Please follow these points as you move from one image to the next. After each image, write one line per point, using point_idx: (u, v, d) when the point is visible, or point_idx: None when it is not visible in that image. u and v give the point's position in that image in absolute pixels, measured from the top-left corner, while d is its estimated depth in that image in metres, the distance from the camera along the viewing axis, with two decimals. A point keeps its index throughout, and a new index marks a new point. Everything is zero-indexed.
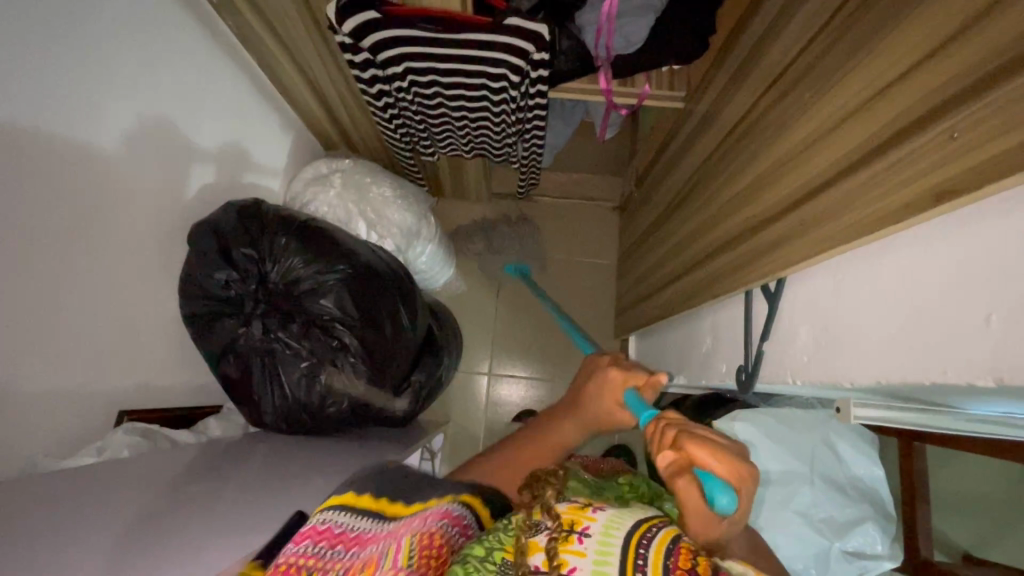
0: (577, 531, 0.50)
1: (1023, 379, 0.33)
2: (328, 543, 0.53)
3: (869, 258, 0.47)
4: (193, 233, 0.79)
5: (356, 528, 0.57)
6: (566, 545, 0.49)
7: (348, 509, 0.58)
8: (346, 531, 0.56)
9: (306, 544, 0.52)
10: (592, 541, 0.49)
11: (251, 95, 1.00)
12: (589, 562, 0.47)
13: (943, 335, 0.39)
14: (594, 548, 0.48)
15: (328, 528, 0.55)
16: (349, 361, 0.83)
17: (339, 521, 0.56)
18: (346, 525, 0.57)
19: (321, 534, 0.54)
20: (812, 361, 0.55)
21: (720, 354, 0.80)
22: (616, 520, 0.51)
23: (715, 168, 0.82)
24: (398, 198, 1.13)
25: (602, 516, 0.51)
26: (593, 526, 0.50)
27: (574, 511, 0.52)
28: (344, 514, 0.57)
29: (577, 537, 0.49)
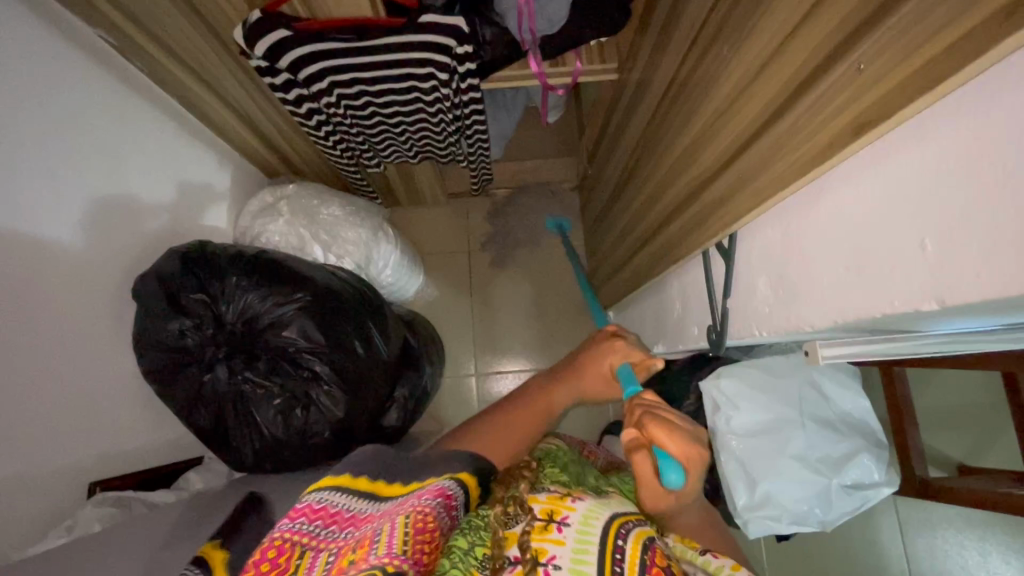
0: (557, 520, 0.56)
1: (963, 298, 0.33)
2: (322, 522, 0.54)
3: (808, 201, 0.47)
4: (137, 287, 0.76)
5: (351, 507, 0.56)
6: (545, 536, 0.55)
7: (349, 491, 0.57)
8: (340, 510, 0.55)
9: (300, 521, 0.54)
10: (571, 531, 0.55)
11: (178, 135, 0.96)
12: (569, 549, 0.53)
13: (885, 267, 0.39)
14: (573, 538, 0.54)
15: (323, 507, 0.55)
16: (323, 389, 0.81)
17: (337, 501, 0.56)
18: (342, 505, 0.56)
19: (315, 513, 0.55)
20: (774, 312, 0.55)
21: (690, 317, 0.80)
22: (594, 510, 0.57)
23: (655, 134, 0.82)
24: (349, 214, 1.10)
25: (582, 507, 0.57)
26: (572, 516, 0.56)
27: (555, 502, 0.58)
28: (340, 495, 0.56)
29: (557, 527, 0.55)
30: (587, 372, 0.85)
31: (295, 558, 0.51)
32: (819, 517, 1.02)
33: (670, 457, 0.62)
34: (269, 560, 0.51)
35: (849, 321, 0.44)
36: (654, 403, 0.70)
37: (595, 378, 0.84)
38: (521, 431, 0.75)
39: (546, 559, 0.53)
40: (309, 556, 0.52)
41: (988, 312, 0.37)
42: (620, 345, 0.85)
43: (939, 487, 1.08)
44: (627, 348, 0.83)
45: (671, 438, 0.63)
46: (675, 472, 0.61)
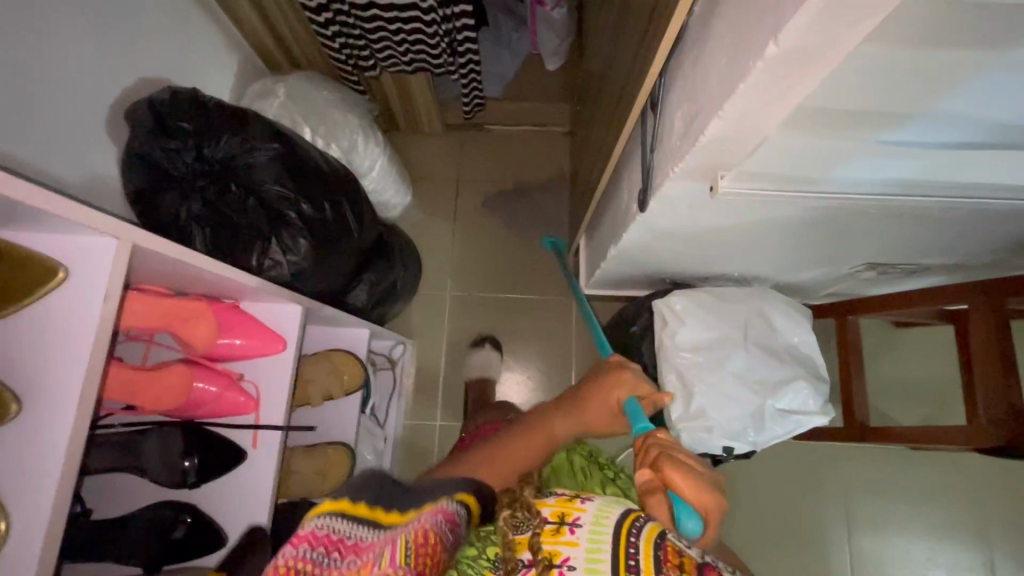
0: (567, 522, 0.54)
1: (788, 28, 0.37)
2: (324, 550, 0.43)
3: (710, 13, 0.52)
4: (130, 109, 0.83)
5: (354, 535, 0.45)
6: (557, 538, 0.53)
7: (346, 516, 0.45)
8: (343, 539, 0.44)
9: (303, 549, 0.42)
10: (585, 532, 0.52)
11: (193, 7, 1.04)
12: (582, 550, 0.51)
13: (750, 36, 0.43)
14: (587, 538, 0.52)
15: (322, 536, 0.43)
16: (288, 230, 0.88)
17: (337, 528, 0.44)
18: (342, 532, 0.45)
19: (317, 540, 0.43)
20: (681, 143, 0.59)
21: (633, 199, 0.84)
22: (605, 510, 0.54)
23: (623, 27, 0.87)
24: (341, 106, 1.18)
25: (593, 508, 0.55)
26: (583, 517, 0.54)
27: (564, 505, 0.56)
28: (341, 520, 0.45)
29: (569, 529, 0.53)
30: (593, 401, 0.77)
31: None
32: (751, 438, 1.04)
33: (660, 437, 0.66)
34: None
35: (728, 114, 0.48)
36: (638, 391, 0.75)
37: (599, 412, 0.76)
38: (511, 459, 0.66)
39: (559, 561, 0.51)
40: None
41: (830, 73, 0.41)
42: (626, 381, 0.78)
43: (878, 430, 1.10)
44: (635, 381, 0.78)
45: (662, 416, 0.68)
46: (691, 517, 0.54)
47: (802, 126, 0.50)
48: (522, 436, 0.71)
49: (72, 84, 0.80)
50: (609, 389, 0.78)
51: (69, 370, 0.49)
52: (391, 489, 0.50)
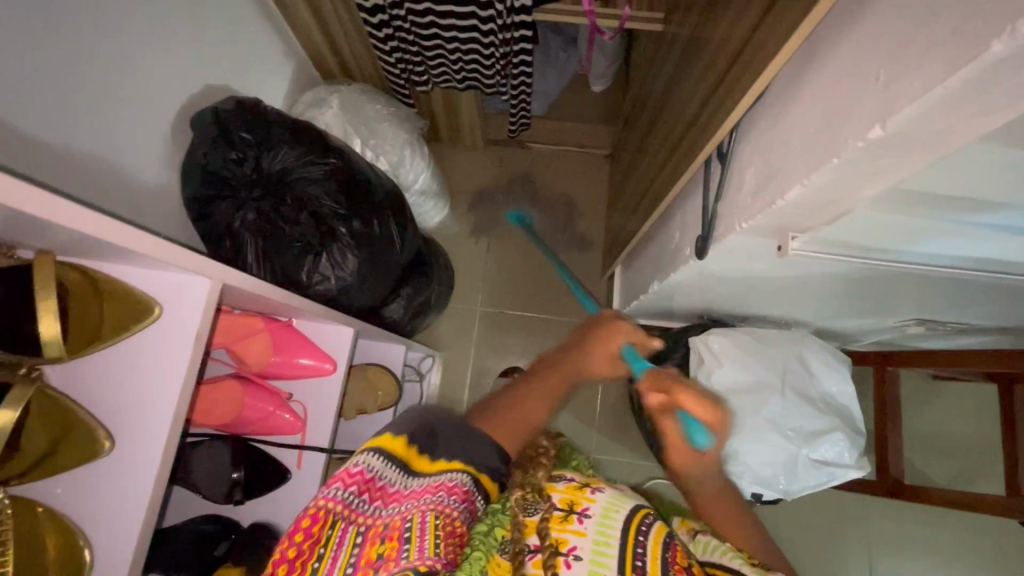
0: (577, 512, 0.58)
1: (901, 116, 0.36)
2: (356, 489, 0.51)
3: (798, 76, 0.51)
4: (195, 117, 0.84)
5: (385, 477, 0.54)
6: (565, 527, 0.57)
7: (384, 456, 0.54)
8: (375, 479, 0.53)
9: (336, 488, 0.50)
10: (591, 523, 0.57)
11: (257, 15, 1.06)
12: (589, 542, 0.55)
13: (849, 111, 0.42)
14: (594, 530, 0.56)
15: (360, 472, 0.52)
16: (338, 245, 0.89)
17: (373, 467, 0.53)
18: (377, 473, 0.53)
19: (351, 477, 0.51)
20: (753, 200, 0.58)
21: (685, 240, 0.83)
22: (615, 503, 0.59)
23: (686, 63, 0.87)
24: (391, 118, 1.19)
25: (602, 500, 0.59)
26: (593, 509, 0.58)
27: (574, 493, 0.60)
28: (377, 460, 0.54)
29: (578, 518, 0.57)
30: (592, 359, 0.74)
31: (327, 530, 0.49)
32: (783, 486, 1.04)
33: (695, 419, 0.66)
34: (306, 529, 0.48)
35: (813, 184, 0.47)
36: (673, 372, 0.70)
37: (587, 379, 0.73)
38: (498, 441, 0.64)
39: (566, 550, 0.55)
40: (339, 529, 0.50)
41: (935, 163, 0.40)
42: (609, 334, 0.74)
43: (912, 488, 1.07)
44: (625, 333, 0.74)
45: (695, 403, 0.65)
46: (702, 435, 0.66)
47: (898, 206, 0.48)
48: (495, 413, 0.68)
49: (142, 91, 0.82)
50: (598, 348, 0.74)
51: (154, 397, 0.50)
52: (426, 433, 0.59)
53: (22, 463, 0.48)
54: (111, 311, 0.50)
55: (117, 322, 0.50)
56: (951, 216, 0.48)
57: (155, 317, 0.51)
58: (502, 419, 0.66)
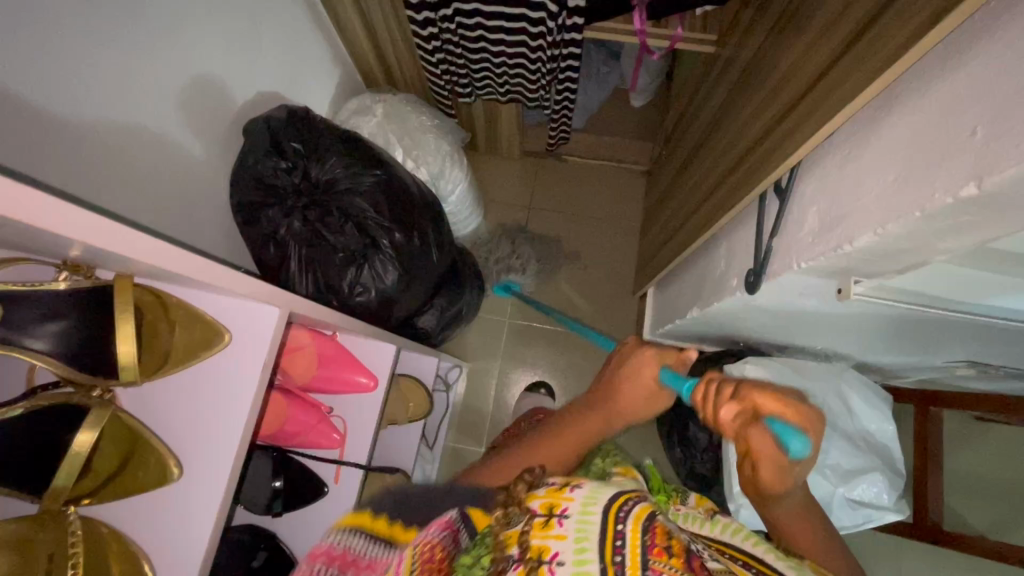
0: (556, 514, 0.45)
1: (1001, 174, 0.35)
2: (338, 568, 0.45)
3: (877, 120, 0.49)
4: (249, 125, 0.85)
5: (369, 552, 0.47)
6: (545, 533, 0.44)
7: (366, 532, 0.48)
8: (355, 556, 0.46)
9: (316, 566, 0.44)
10: (571, 523, 0.44)
11: (307, 23, 1.07)
12: (571, 545, 0.42)
13: (937, 162, 0.41)
14: (573, 531, 0.43)
15: (343, 551, 0.46)
16: (380, 258, 0.89)
17: (355, 544, 0.47)
18: (359, 549, 0.47)
19: (334, 556, 0.46)
20: (815, 241, 0.57)
21: (732, 271, 0.81)
22: (594, 494, 0.46)
23: (743, 88, 0.85)
24: (434, 128, 1.20)
25: (582, 494, 0.46)
26: (571, 507, 0.45)
27: (555, 494, 0.47)
28: (359, 535, 0.47)
29: (558, 521, 0.44)
30: (625, 385, 0.69)
31: None
32: None
33: (787, 425, 0.51)
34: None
35: (888, 232, 0.46)
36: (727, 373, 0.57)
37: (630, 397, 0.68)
38: (552, 450, 0.63)
39: (548, 559, 0.42)
40: None
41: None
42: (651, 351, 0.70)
43: (954, 535, 1.03)
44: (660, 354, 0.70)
45: (778, 402, 0.52)
46: (800, 440, 0.50)
47: (979, 262, 0.46)
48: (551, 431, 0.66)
49: (198, 97, 0.83)
50: (635, 369, 0.69)
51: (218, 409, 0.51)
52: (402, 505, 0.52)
53: (97, 478, 0.50)
54: (183, 337, 0.51)
55: (186, 347, 0.51)
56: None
57: (223, 345, 0.51)
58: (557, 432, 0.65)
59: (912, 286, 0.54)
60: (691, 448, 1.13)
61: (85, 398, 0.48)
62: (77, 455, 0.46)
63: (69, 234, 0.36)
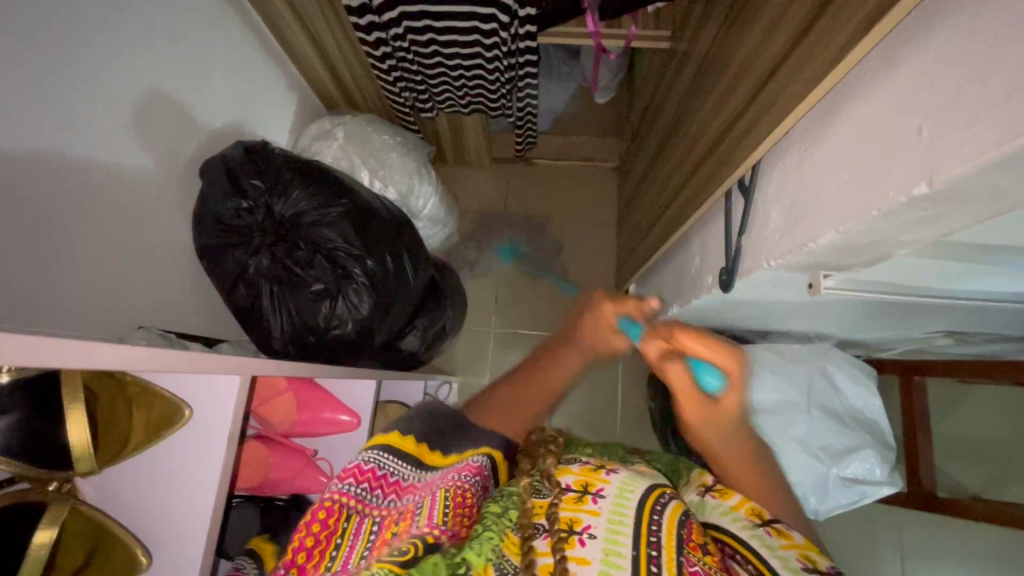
0: (591, 492, 0.55)
1: (950, 173, 0.35)
2: (368, 485, 0.50)
3: (827, 117, 0.49)
4: (205, 166, 0.83)
5: (397, 473, 0.52)
6: (579, 507, 0.54)
7: (395, 452, 0.53)
8: (388, 475, 0.52)
9: (349, 483, 0.49)
10: (606, 503, 0.54)
11: (258, 52, 1.04)
12: (603, 521, 0.52)
13: (888, 159, 0.41)
14: (609, 509, 0.53)
15: (372, 469, 0.51)
16: (353, 288, 0.88)
17: (383, 464, 0.52)
18: (388, 469, 0.52)
19: (364, 474, 0.51)
20: (781, 239, 0.57)
21: (706, 268, 0.82)
22: (629, 484, 0.56)
23: (701, 83, 0.85)
24: (398, 146, 1.18)
25: (617, 481, 0.57)
26: (607, 488, 0.56)
27: (589, 475, 0.58)
28: (388, 456, 0.52)
29: (592, 499, 0.54)
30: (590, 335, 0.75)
31: (342, 522, 0.48)
32: (813, 505, 1.02)
33: (703, 362, 0.65)
34: (321, 521, 0.47)
35: (849, 230, 0.46)
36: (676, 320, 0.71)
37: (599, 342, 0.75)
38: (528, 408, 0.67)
39: (581, 529, 0.51)
40: (354, 521, 0.48)
41: (988, 217, 0.38)
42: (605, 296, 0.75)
43: (948, 501, 1.05)
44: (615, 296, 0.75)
45: (700, 344, 0.64)
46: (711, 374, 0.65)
47: (945, 253, 0.46)
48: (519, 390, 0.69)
49: (148, 142, 0.81)
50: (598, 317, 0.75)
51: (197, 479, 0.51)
52: (439, 431, 0.57)
53: None
54: (143, 419, 0.50)
55: (145, 430, 0.50)
56: (1004, 259, 0.46)
57: (183, 421, 0.50)
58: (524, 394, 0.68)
59: (880, 279, 0.55)
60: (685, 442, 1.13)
61: (42, 494, 0.48)
62: (37, 558, 0.46)
63: (31, 364, 0.35)
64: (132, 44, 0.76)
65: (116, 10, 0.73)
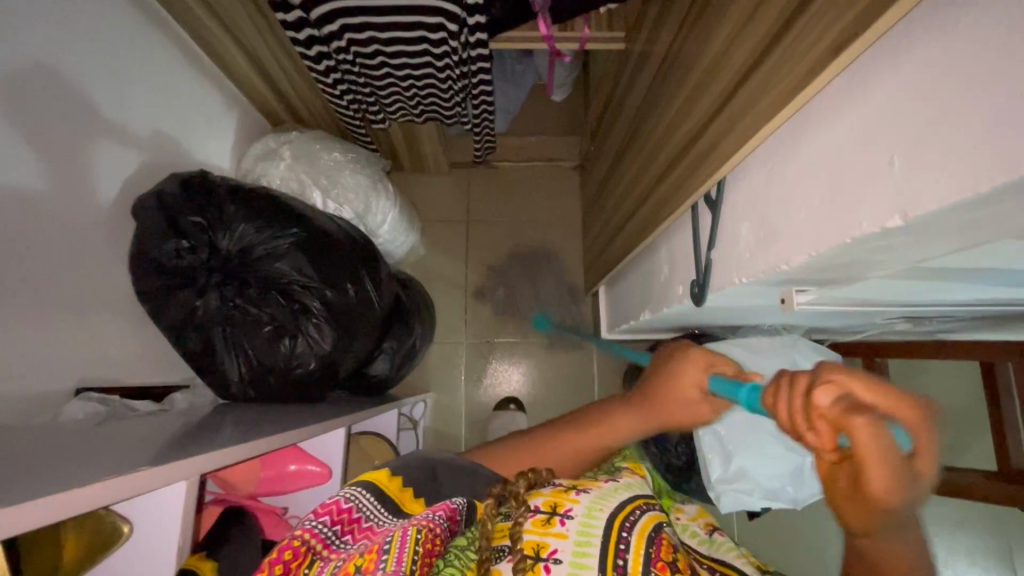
0: (559, 513, 0.53)
1: (925, 208, 0.34)
2: (340, 527, 0.49)
3: (795, 135, 0.48)
4: (138, 205, 0.76)
5: (372, 517, 0.51)
6: (546, 530, 0.51)
7: (376, 491, 0.52)
8: (362, 518, 0.50)
9: (320, 521, 0.48)
10: (574, 524, 0.51)
11: (189, 72, 0.97)
12: (571, 543, 0.50)
13: (862, 186, 0.40)
14: (576, 530, 0.51)
15: (347, 509, 0.50)
16: (312, 322, 0.83)
17: (361, 504, 0.51)
18: (365, 510, 0.51)
19: (338, 513, 0.50)
20: (752, 256, 0.56)
21: (676, 277, 0.81)
22: (598, 502, 0.53)
23: (661, 89, 0.84)
24: (350, 162, 1.13)
25: (587, 499, 0.54)
26: (576, 508, 0.53)
27: (558, 495, 0.55)
28: (367, 495, 0.52)
29: (560, 520, 0.52)
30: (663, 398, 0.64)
31: (307, 566, 0.46)
32: (791, 494, 1.05)
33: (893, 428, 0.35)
34: (286, 562, 0.45)
35: (822, 254, 0.45)
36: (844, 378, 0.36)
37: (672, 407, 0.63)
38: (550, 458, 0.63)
39: (547, 555, 0.49)
40: (319, 565, 0.46)
41: (961, 247, 0.38)
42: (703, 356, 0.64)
43: None
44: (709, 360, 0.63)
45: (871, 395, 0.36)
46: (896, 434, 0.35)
47: (916, 274, 0.46)
48: (550, 434, 0.65)
49: (71, 183, 0.73)
50: (681, 376, 0.64)
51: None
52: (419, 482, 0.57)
53: None
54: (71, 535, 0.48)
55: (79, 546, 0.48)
56: (970, 277, 0.46)
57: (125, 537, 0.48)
58: (556, 442, 0.64)
59: (849, 296, 0.55)
60: (663, 443, 1.14)
61: None
62: None
63: None
64: (42, 77, 0.68)
65: (13, 42, 0.64)
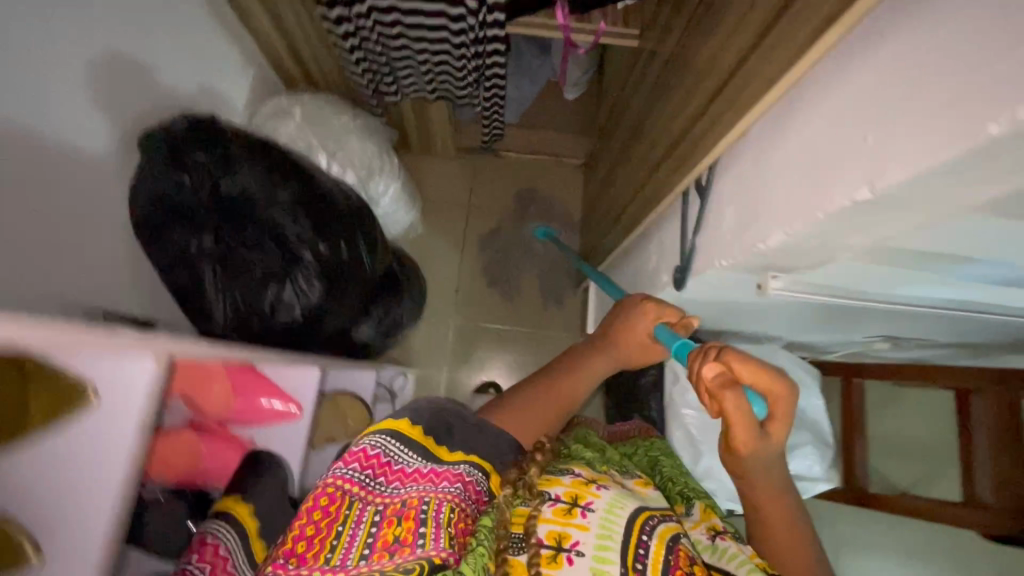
0: (580, 505, 0.59)
1: (891, 179, 0.36)
2: (372, 471, 0.53)
3: (781, 119, 0.50)
4: (144, 139, 0.78)
5: (402, 459, 0.54)
6: (569, 520, 0.57)
7: (400, 440, 0.54)
8: (391, 461, 0.54)
9: (351, 467, 0.53)
10: (595, 517, 0.57)
11: (210, 22, 0.98)
12: (592, 536, 0.56)
13: (836, 163, 0.42)
14: (597, 524, 0.57)
15: (376, 455, 0.53)
16: (302, 272, 0.85)
17: (387, 450, 0.54)
18: (391, 455, 0.54)
19: (367, 459, 0.53)
20: (734, 238, 0.58)
21: (663, 265, 0.83)
22: (618, 501, 0.60)
23: (665, 84, 0.86)
24: (359, 129, 1.15)
25: (607, 496, 0.60)
26: (596, 503, 0.59)
27: (579, 487, 0.61)
28: (390, 440, 0.54)
29: (581, 512, 0.58)
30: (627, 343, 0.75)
31: (343, 508, 0.51)
32: None
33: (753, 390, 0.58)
34: (322, 507, 0.51)
35: (798, 231, 0.47)
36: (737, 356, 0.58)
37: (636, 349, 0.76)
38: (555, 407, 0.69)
39: (570, 545, 0.55)
40: (356, 507, 0.52)
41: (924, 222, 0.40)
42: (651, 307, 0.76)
43: (879, 497, 1.10)
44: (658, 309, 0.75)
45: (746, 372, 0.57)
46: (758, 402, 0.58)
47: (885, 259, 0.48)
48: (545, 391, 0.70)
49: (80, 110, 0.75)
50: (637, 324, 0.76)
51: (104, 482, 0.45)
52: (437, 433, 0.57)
53: None
54: None
55: None
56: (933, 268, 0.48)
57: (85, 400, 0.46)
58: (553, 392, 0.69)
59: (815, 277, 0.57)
60: None
61: None
62: None
63: None
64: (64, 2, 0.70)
65: None
